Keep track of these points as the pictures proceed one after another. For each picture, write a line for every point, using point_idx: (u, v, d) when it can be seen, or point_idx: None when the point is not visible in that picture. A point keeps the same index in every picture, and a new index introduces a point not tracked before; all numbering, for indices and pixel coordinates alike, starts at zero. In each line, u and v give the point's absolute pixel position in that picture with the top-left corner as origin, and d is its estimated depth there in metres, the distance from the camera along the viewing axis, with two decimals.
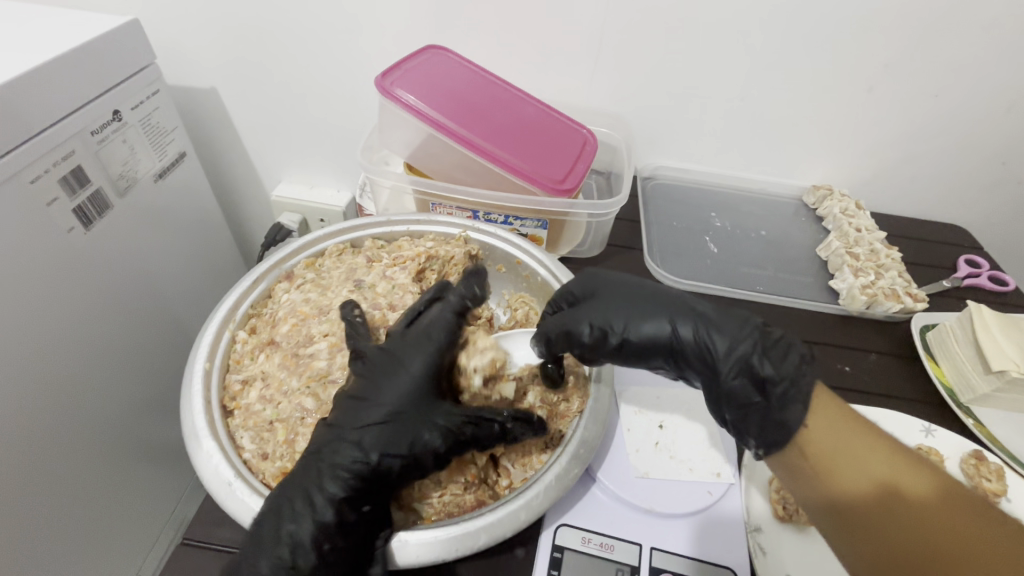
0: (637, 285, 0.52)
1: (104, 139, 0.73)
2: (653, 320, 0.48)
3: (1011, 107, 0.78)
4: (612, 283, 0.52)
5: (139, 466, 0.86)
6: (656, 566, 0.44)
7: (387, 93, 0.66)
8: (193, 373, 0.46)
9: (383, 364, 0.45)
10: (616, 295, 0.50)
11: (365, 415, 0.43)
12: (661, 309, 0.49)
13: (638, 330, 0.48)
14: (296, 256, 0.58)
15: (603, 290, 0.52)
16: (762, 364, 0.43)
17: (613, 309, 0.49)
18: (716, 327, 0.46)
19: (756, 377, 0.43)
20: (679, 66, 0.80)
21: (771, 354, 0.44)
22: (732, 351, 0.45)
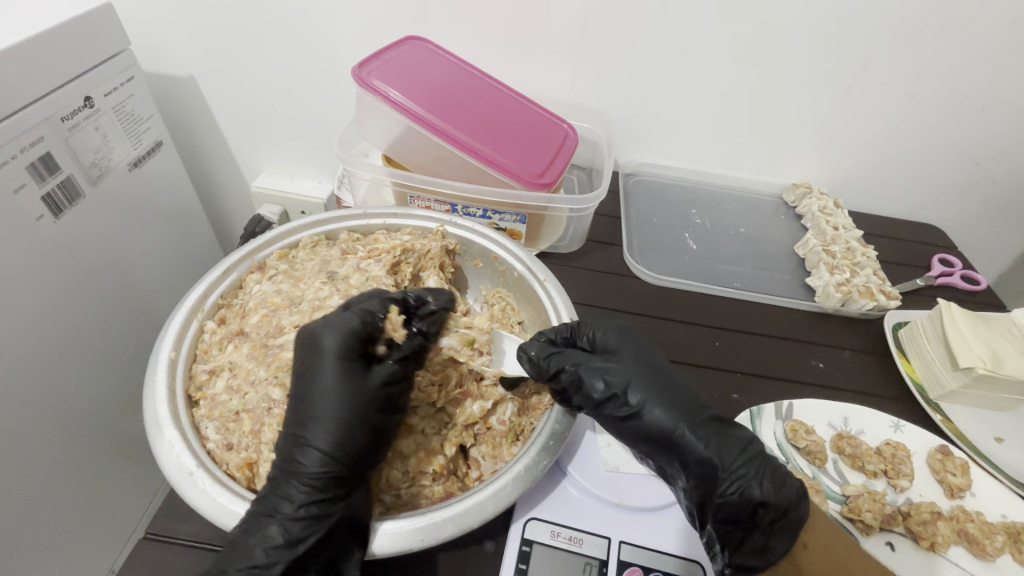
0: (660, 357, 0.50)
1: (76, 125, 0.72)
2: (665, 415, 0.45)
3: (984, 109, 0.79)
4: (633, 346, 0.50)
5: (112, 461, 0.85)
6: (624, 560, 0.44)
7: (365, 84, 0.65)
8: (159, 363, 0.45)
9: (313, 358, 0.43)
10: (642, 368, 0.48)
11: (309, 421, 0.41)
12: (683, 402, 0.46)
13: (648, 410, 0.46)
14: (270, 246, 0.57)
15: (622, 352, 0.49)
16: (755, 490, 0.43)
17: (635, 375, 0.47)
18: (726, 434, 0.44)
19: (738, 498, 0.43)
20: (661, 63, 0.80)
21: (751, 474, 0.43)
22: (733, 470, 0.43)
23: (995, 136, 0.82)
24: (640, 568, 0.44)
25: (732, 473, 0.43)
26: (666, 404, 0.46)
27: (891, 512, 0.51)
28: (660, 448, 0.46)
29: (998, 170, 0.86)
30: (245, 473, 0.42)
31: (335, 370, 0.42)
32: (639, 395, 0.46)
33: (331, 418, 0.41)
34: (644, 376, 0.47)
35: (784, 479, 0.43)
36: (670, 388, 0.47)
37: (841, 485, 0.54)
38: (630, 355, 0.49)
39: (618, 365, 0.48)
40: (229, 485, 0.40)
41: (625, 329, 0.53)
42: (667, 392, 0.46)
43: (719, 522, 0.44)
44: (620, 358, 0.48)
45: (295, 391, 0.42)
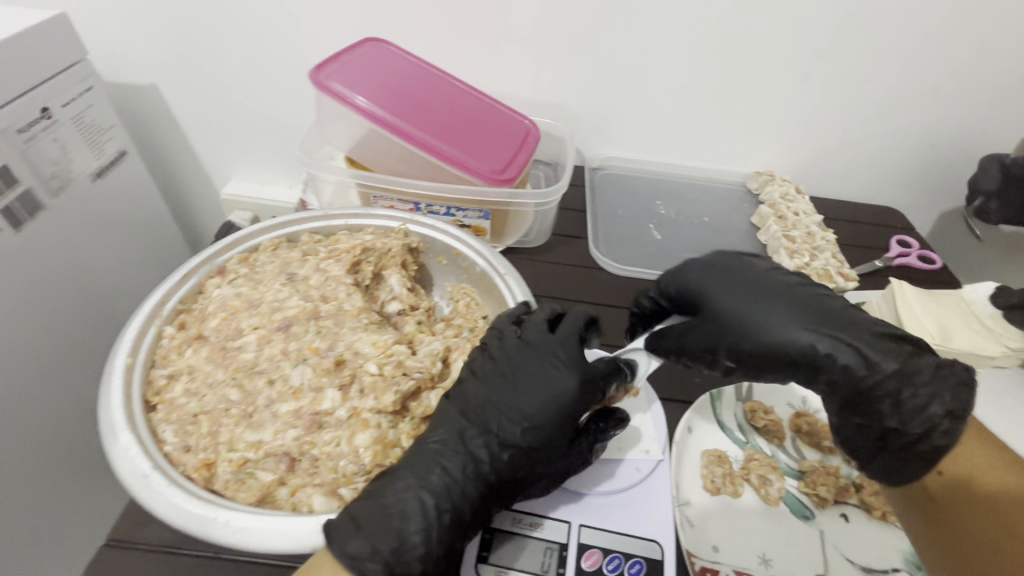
0: (767, 274, 0.51)
1: (33, 136, 0.71)
2: (795, 335, 0.46)
3: (933, 93, 0.82)
4: (730, 274, 0.51)
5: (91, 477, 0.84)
6: (584, 542, 0.45)
7: (322, 86, 0.65)
8: (114, 368, 0.45)
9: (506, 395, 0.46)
10: (742, 293, 0.49)
11: (507, 429, 0.44)
12: (811, 316, 0.47)
13: (769, 341, 0.47)
14: (230, 251, 0.57)
15: (715, 290, 0.50)
16: (910, 397, 0.44)
17: (735, 304, 0.49)
18: (856, 336, 0.46)
19: (903, 403, 0.44)
20: (618, 58, 0.81)
21: (919, 372, 0.44)
22: (879, 382, 0.44)
23: (944, 119, 0.85)
24: (598, 550, 0.45)
25: (893, 373, 0.44)
26: (780, 319, 0.47)
27: (844, 484, 0.53)
28: (797, 372, 0.47)
29: (950, 152, 0.88)
30: (202, 473, 0.41)
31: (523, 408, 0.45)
32: (737, 331, 0.48)
33: (535, 427, 0.44)
34: (753, 303, 0.48)
35: (933, 386, 0.44)
36: (783, 306, 0.48)
37: (798, 462, 0.55)
38: (738, 287, 0.50)
39: (715, 302, 0.49)
40: (184, 486, 0.39)
41: (720, 259, 0.53)
42: (783, 312, 0.47)
43: (875, 437, 0.46)
44: (718, 299, 0.49)
45: (489, 400, 0.45)
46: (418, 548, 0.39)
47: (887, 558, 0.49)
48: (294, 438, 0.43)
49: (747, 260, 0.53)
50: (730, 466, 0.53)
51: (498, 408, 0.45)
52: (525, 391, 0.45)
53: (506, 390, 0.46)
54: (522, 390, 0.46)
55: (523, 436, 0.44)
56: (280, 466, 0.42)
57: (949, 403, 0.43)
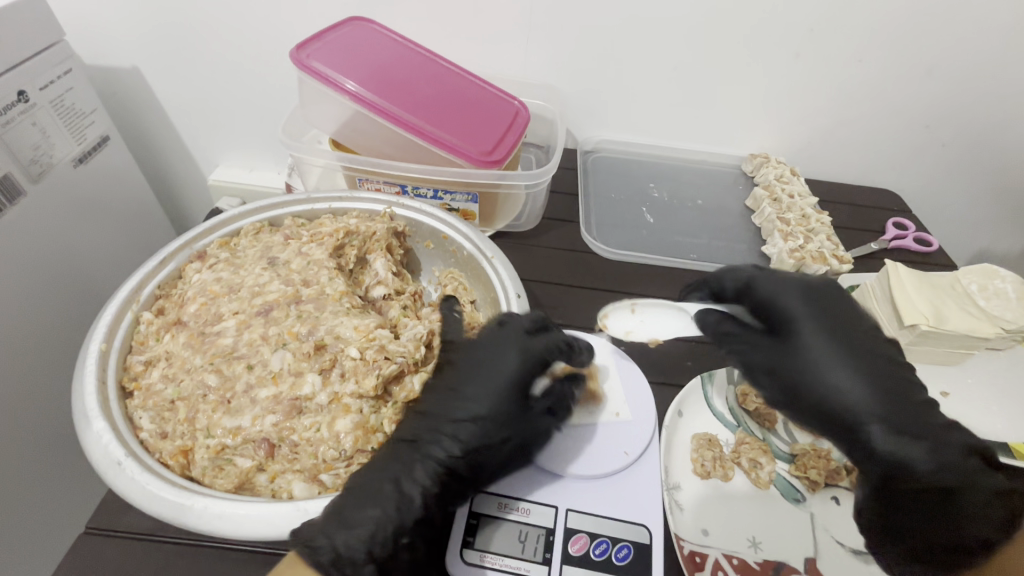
0: (863, 333, 0.50)
1: (10, 121, 0.69)
2: (852, 387, 0.47)
3: (932, 71, 0.80)
4: (824, 313, 0.51)
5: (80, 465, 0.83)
6: (570, 527, 0.45)
7: (303, 66, 0.64)
8: (88, 354, 0.44)
9: (458, 375, 0.49)
10: (827, 325, 0.50)
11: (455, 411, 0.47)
12: (876, 377, 0.47)
13: (829, 382, 0.47)
14: (210, 235, 0.56)
15: (803, 320, 0.50)
16: (939, 488, 0.44)
17: (824, 349, 0.49)
18: (911, 417, 0.46)
19: (923, 488, 0.44)
20: (610, 36, 0.79)
21: (955, 471, 0.44)
22: (916, 464, 0.44)
23: (942, 98, 0.83)
24: (586, 534, 0.45)
25: (926, 468, 0.44)
26: (848, 377, 0.47)
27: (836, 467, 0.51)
28: (832, 423, 0.47)
29: (949, 133, 0.87)
30: (179, 460, 0.41)
31: (481, 390, 0.48)
32: (807, 371, 0.48)
33: (482, 408, 0.48)
34: (835, 340, 0.49)
35: (959, 490, 0.44)
36: (860, 352, 0.48)
37: (790, 445, 0.54)
38: (830, 326, 0.50)
39: (807, 339, 0.49)
40: (159, 472, 0.39)
41: (818, 292, 0.52)
42: (859, 361, 0.48)
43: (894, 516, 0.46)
44: (803, 323, 0.50)
45: (448, 387, 0.48)
46: (371, 530, 0.40)
47: None
48: (273, 424, 0.42)
49: (851, 308, 0.52)
50: (720, 449, 0.53)
51: (452, 396, 0.48)
52: (474, 376, 0.49)
53: (455, 378, 0.49)
54: (477, 372, 0.49)
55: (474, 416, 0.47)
56: (259, 452, 0.42)
57: (974, 511, 0.43)
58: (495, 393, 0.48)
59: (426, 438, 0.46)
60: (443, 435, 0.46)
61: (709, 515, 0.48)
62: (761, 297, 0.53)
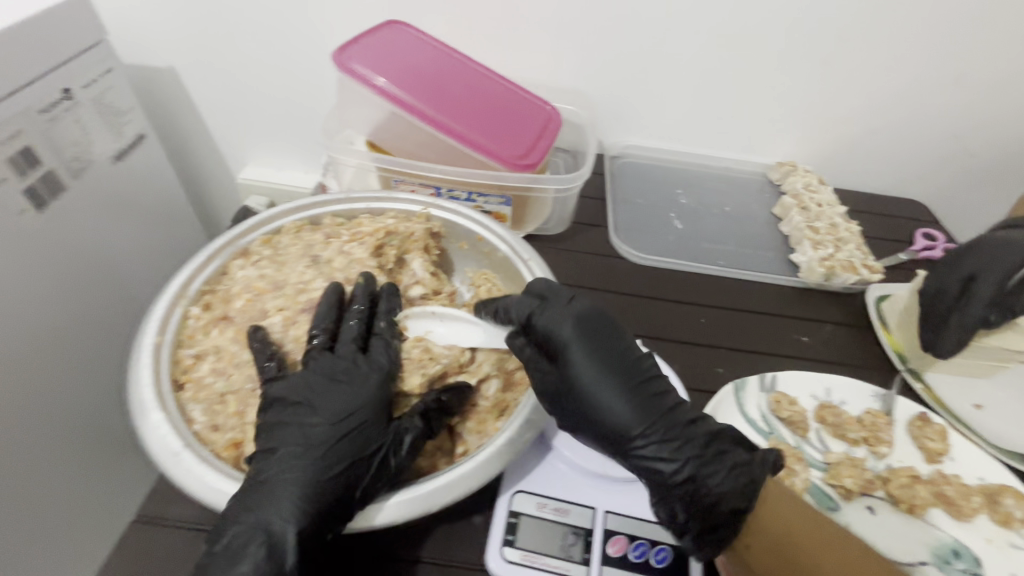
0: (629, 347, 0.46)
1: (55, 116, 0.71)
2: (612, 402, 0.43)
3: (963, 82, 0.80)
4: (612, 329, 0.46)
5: (116, 457, 0.85)
6: (609, 529, 0.45)
7: (344, 68, 0.65)
8: (143, 347, 0.45)
9: (313, 386, 0.44)
10: (596, 340, 0.45)
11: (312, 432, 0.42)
12: (643, 391, 0.44)
13: (617, 405, 0.44)
14: (253, 232, 0.57)
15: (595, 332, 0.46)
16: (711, 488, 0.42)
17: (586, 367, 0.44)
18: (669, 431, 0.43)
19: (701, 495, 0.42)
20: (641, 43, 0.80)
21: (708, 478, 0.42)
22: (697, 469, 0.42)
23: (973, 109, 0.82)
24: (624, 536, 0.45)
25: (687, 476, 0.42)
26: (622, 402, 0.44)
27: (870, 477, 0.53)
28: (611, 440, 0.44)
29: (979, 143, 0.86)
30: (231, 452, 0.43)
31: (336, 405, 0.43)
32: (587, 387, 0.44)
33: (327, 429, 0.42)
34: (591, 353, 0.45)
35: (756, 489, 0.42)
36: (625, 365, 0.45)
37: (824, 454, 0.55)
38: (593, 341, 0.45)
39: (577, 356, 0.45)
40: (217, 465, 0.40)
41: (599, 316, 0.47)
42: (619, 372, 0.44)
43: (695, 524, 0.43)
44: (575, 346, 0.45)
45: (298, 401, 0.43)
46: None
47: (913, 551, 0.48)
48: None
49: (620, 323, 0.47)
50: None
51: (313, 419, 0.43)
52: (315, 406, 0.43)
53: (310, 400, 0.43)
54: (332, 388, 0.44)
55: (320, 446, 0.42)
56: None
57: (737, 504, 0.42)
58: (349, 414, 0.43)
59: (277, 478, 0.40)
60: (293, 470, 0.40)
61: None
62: (546, 310, 0.46)
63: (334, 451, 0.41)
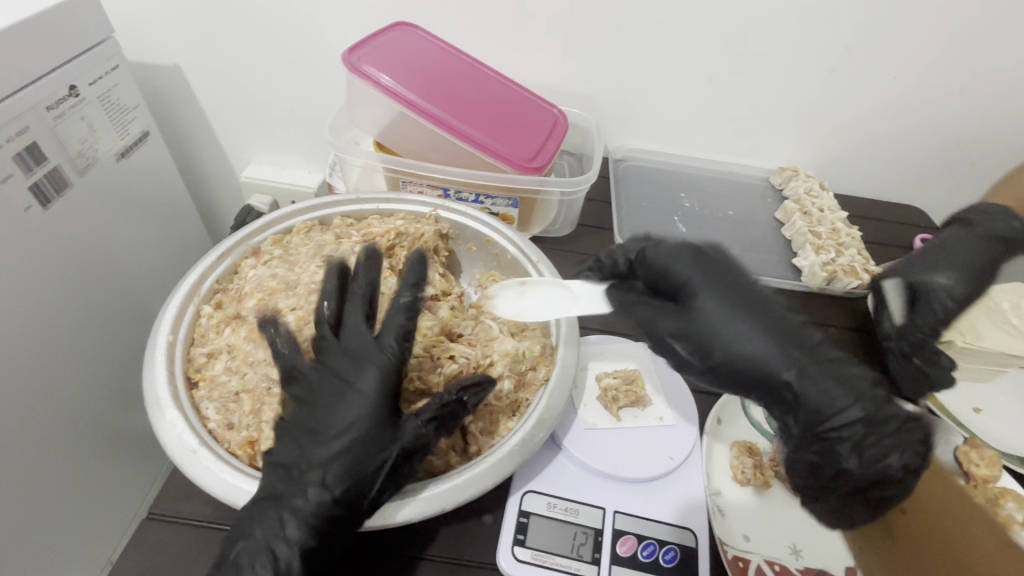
0: (759, 290, 0.43)
1: (61, 113, 0.70)
2: (750, 340, 0.40)
3: (963, 90, 0.81)
4: (731, 275, 0.43)
5: (123, 455, 0.85)
6: (618, 529, 0.46)
7: (354, 69, 0.65)
8: (156, 345, 0.45)
9: (331, 381, 0.42)
10: (718, 282, 0.42)
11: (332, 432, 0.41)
12: (785, 331, 0.40)
13: (754, 344, 0.40)
14: (264, 232, 0.57)
15: (712, 277, 0.43)
16: (879, 443, 0.36)
17: (711, 309, 0.41)
18: (822, 376, 0.39)
19: (863, 449, 0.37)
20: (647, 47, 0.80)
21: (876, 429, 0.37)
22: (856, 417, 0.37)
23: (973, 116, 0.84)
24: (633, 535, 0.46)
25: (851, 425, 0.37)
26: (755, 338, 0.40)
27: None
28: (753, 385, 0.40)
29: (978, 151, 0.87)
30: (246, 450, 0.42)
31: (356, 400, 0.42)
32: (716, 326, 0.41)
33: (336, 441, 0.41)
34: (717, 293, 0.42)
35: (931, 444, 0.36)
36: (756, 306, 0.41)
37: None
38: (716, 285, 0.42)
39: (699, 299, 0.42)
40: (232, 463, 0.40)
41: (710, 261, 0.44)
42: (750, 313, 0.41)
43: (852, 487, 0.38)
44: (695, 291, 0.42)
45: (315, 397, 0.42)
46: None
47: None
48: None
49: (743, 271, 0.44)
50: (761, 458, 0.51)
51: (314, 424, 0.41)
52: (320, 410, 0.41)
53: (309, 408, 0.42)
54: (350, 385, 0.42)
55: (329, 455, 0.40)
56: None
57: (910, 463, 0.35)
58: (355, 424, 0.41)
59: (287, 483, 0.39)
60: (305, 475, 0.40)
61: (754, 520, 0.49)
62: (658, 266, 0.46)
63: (348, 457, 0.40)
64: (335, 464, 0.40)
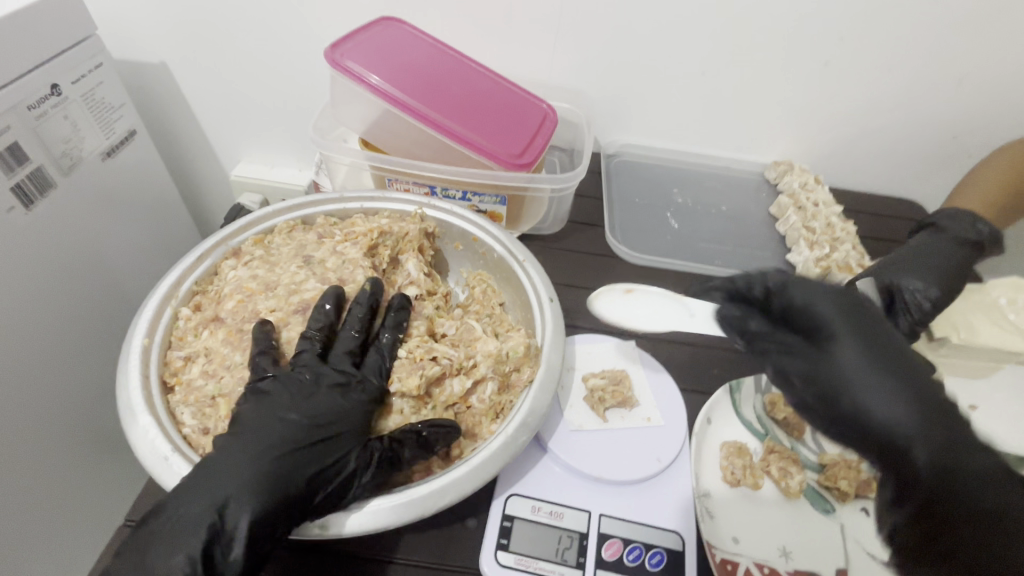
0: (899, 349, 0.38)
1: (44, 113, 0.69)
2: (891, 410, 0.36)
3: (960, 80, 0.79)
4: (868, 327, 0.39)
5: (109, 459, 0.83)
6: (604, 532, 0.45)
7: (337, 65, 0.64)
8: (131, 349, 0.45)
9: (299, 388, 0.44)
10: (864, 337, 0.38)
11: (279, 434, 0.41)
12: (931, 405, 0.36)
13: (886, 410, 0.36)
14: (244, 233, 0.56)
15: (851, 331, 0.38)
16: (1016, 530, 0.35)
17: (843, 365, 0.37)
18: (960, 462, 0.35)
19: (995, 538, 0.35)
20: (638, 40, 0.79)
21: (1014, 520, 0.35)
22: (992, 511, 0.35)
23: (970, 109, 0.82)
24: (619, 539, 0.45)
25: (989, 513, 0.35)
26: (899, 403, 0.36)
27: None
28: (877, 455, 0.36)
29: (975, 144, 0.86)
30: None
31: (320, 412, 0.43)
32: (846, 385, 0.37)
33: (293, 433, 0.41)
34: (862, 350, 0.37)
35: None
36: (895, 369, 0.37)
37: (819, 454, 0.53)
38: (861, 341, 0.38)
39: (835, 349, 0.38)
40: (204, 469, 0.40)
41: (856, 314, 0.40)
42: (895, 380, 0.37)
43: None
44: (839, 340, 0.38)
45: (278, 401, 0.43)
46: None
47: None
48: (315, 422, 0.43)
49: (879, 320, 0.40)
50: (750, 458, 0.51)
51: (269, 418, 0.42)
52: (287, 403, 0.42)
53: (281, 392, 0.43)
54: (312, 398, 0.43)
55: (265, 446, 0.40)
56: None
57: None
58: (311, 426, 0.42)
59: (223, 462, 0.39)
60: (239, 458, 0.39)
61: (741, 521, 0.47)
62: (808, 291, 0.40)
63: (284, 454, 0.40)
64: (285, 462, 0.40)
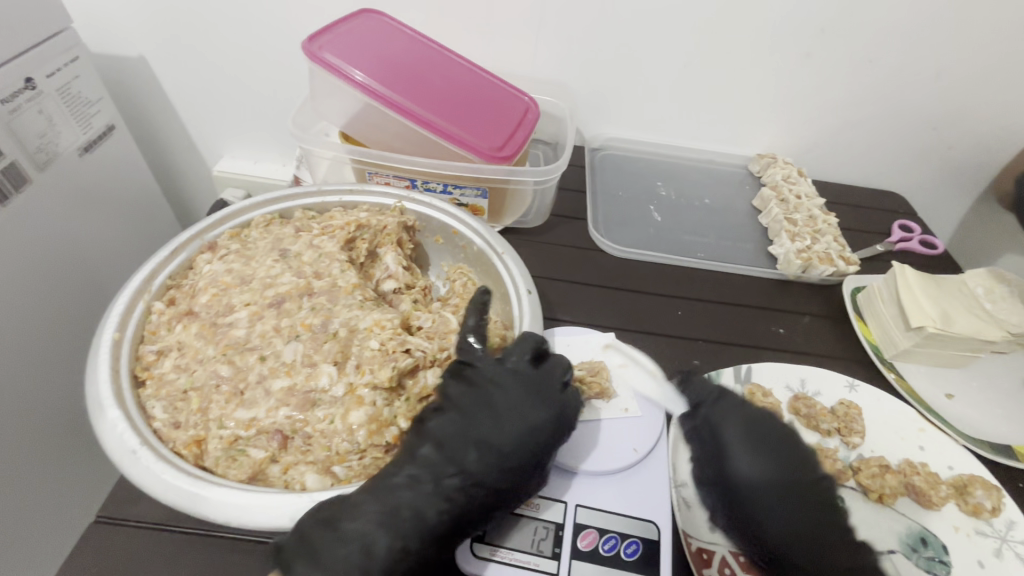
0: (778, 442, 0.45)
1: (17, 108, 0.68)
2: (744, 482, 0.43)
3: (939, 73, 0.80)
4: (759, 424, 0.46)
5: (83, 457, 0.83)
6: (579, 523, 0.46)
7: (314, 57, 0.63)
8: (101, 344, 0.44)
9: (524, 391, 0.46)
10: (751, 429, 0.46)
11: (487, 439, 0.43)
12: (786, 485, 0.43)
13: (744, 483, 0.43)
14: (220, 227, 0.56)
15: (738, 421, 0.46)
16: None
17: (725, 444, 0.45)
18: (801, 536, 0.42)
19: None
20: (620, 33, 0.79)
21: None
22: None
23: (950, 101, 0.83)
24: (594, 529, 0.45)
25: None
26: (753, 477, 0.43)
27: (840, 467, 0.53)
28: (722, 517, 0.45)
29: (956, 136, 0.87)
30: (192, 450, 0.42)
31: (524, 416, 0.44)
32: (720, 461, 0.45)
33: (494, 433, 0.43)
34: (739, 435, 0.45)
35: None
36: (766, 453, 0.44)
37: None
38: (742, 430, 0.46)
39: (721, 432, 0.46)
40: (174, 462, 0.39)
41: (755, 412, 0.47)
42: (760, 462, 0.44)
43: None
44: (724, 427, 0.46)
45: (489, 406, 0.45)
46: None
47: (885, 540, 0.49)
48: (286, 416, 0.43)
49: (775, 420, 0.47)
50: None
51: (463, 441, 0.43)
52: (503, 409, 0.44)
53: (487, 399, 0.45)
54: (507, 397, 0.45)
55: (496, 459, 0.43)
56: (272, 444, 0.43)
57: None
58: (507, 422, 0.44)
59: (396, 473, 0.41)
60: (425, 458, 0.42)
61: None
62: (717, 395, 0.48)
63: (462, 456, 0.42)
64: (466, 467, 0.42)
